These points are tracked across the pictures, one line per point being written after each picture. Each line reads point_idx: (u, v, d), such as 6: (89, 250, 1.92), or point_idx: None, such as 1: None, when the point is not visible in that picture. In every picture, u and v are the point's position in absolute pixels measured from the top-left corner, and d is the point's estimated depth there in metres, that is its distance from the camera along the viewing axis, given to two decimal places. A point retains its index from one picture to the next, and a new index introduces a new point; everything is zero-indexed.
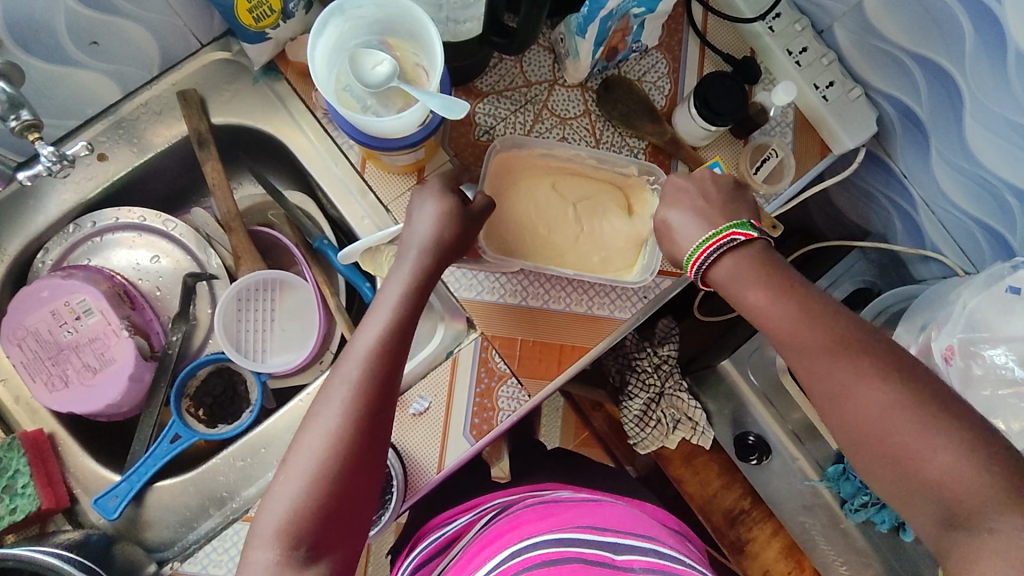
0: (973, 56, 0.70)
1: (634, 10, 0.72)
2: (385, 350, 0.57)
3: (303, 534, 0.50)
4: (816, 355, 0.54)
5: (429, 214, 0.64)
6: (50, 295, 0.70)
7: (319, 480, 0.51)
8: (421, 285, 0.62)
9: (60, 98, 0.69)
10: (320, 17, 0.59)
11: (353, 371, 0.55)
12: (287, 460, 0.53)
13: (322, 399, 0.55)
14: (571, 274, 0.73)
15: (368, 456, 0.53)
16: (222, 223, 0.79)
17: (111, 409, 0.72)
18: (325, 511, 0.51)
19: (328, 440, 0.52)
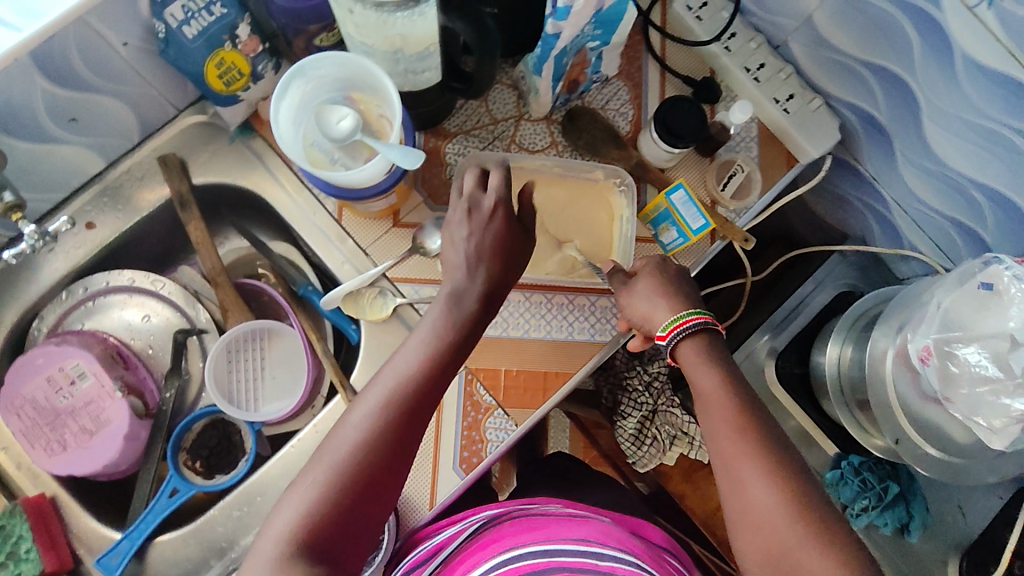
0: (922, 62, 0.71)
1: (590, 43, 0.74)
2: (427, 368, 0.57)
3: (315, 531, 0.50)
4: (733, 441, 0.57)
5: (469, 226, 0.64)
6: (45, 362, 0.73)
7: (341, 480, 0.52)
8: (468, 302, 0.62)
9: (45, 173, 0.72)
10: (281, 80, 0.62)
11: (396, 379, 0.57)
12: (316, 454, 0.54)
13: (360, 402, 0.56)
14: (546, 280, 0.77)
15: (393, 468, 0.54)
16: (208, 278, 0.82)
17: (110, 468, 0.74)
18: (340, 514, 0.51)
19: (358, 441, 0.53)
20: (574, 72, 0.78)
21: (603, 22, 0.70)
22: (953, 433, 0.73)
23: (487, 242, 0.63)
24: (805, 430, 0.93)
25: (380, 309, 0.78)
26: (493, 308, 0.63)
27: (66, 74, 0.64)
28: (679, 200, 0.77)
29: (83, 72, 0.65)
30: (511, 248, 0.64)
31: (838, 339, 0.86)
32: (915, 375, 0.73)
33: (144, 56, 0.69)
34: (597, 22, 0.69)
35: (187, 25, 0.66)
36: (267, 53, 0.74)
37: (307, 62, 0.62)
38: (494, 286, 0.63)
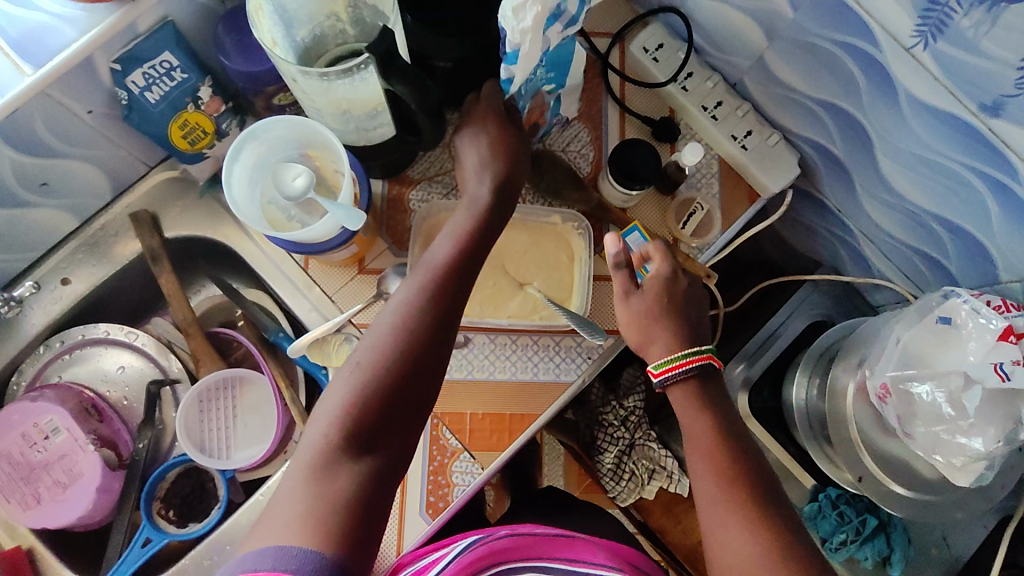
0: (869, 100, 0.72)
1: (546, 86, 0.72)
2: (444, 271, 0.61)
3: (357, 424, 0.52)
4: (717, 491, 0.59)
5: (477, 149, 0.67)
6: (21, 418, 0.75)
7: (376, 370, 0.54)
8: (479, 215, 0.65)
9: (20, 234, 0.75)
10: (232, 145, 0.64)
11: (416, 283, 0.60)
12: (349, 357, 0.57)
13: (386, 307, 0.59)
14: (506, 323, 0.77)
15: (425, 361, 0.56)
16: (180, 329, 0.83)
17: (84, 520, 0.76)
18: (378, 404, 0.53)
19: (387, 337, 0.56)
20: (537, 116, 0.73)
21: (552, 64, 0.67)
22: (919, 467, 0.74)
23: (497, 148, 0.67)
24: (783, 464, 0.92)
25: (346, 355, 0.80)
26: (505, 206, 0.67)
27: (33, 143, 0.67)
28: (635, 241, 0.79)
29: (50, 139, 0.68)
30: (515, 165, 0.68)
31: (805, 370, 0.86)
32: (875, 411, 0.74)
33: (110, 121, 0.72)
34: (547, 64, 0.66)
35: (149, 91, 0.69)
36: (230, 112, 0.76)
37: (258, 125, 0.64)
38: (506, 198, 0.67)
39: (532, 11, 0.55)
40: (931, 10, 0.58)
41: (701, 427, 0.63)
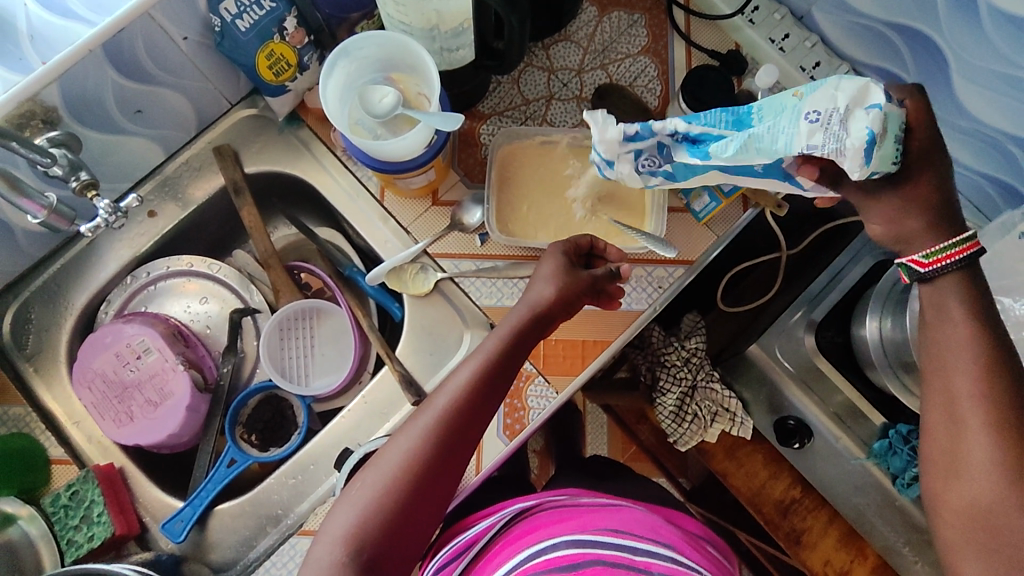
0: (948, 16, 0.72)
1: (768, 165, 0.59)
2: (475, 394, 0.62)
3: (363, 544, 0.55)
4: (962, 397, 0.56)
5: (543, 275, 0.69)
6: (113, 339, 0.78)
7: (389, 496, 0.57)
8: (516, 340, 0.65)
9: (114, 164, 0.78)
10: (327, 60, 0.66)
11: (443, 402, 0.61)
12: (365, 468, 0.60)
13: (409, 423, 0.61)
14: None
15: (432, 490, 0.59)
16: (261, 262, 0.86)
17: (173, 439, 0.78)
18: (386, 530, 0.56)
19: (402, 458, 0.59)
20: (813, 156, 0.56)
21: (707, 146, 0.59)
22: None
23: (554, 278, 0.68)
24: (853, 403, 0.93)
25: (422, 284, 0.82)
26: (541, 329, 0.67)
27: (134, 67, 0.70)
28: None
29: (148, 65, 0.71)
30: (567, 294, 0.68)
31: (876, 311, 0.86)
32: None
33: (202, 50, 0.74)
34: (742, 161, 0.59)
35: (240, 18, 0.71)
36: (312, 45, 0.78)
37: (351, 42, 0.66)
38: (541, 327, 0.68)
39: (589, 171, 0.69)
40: None
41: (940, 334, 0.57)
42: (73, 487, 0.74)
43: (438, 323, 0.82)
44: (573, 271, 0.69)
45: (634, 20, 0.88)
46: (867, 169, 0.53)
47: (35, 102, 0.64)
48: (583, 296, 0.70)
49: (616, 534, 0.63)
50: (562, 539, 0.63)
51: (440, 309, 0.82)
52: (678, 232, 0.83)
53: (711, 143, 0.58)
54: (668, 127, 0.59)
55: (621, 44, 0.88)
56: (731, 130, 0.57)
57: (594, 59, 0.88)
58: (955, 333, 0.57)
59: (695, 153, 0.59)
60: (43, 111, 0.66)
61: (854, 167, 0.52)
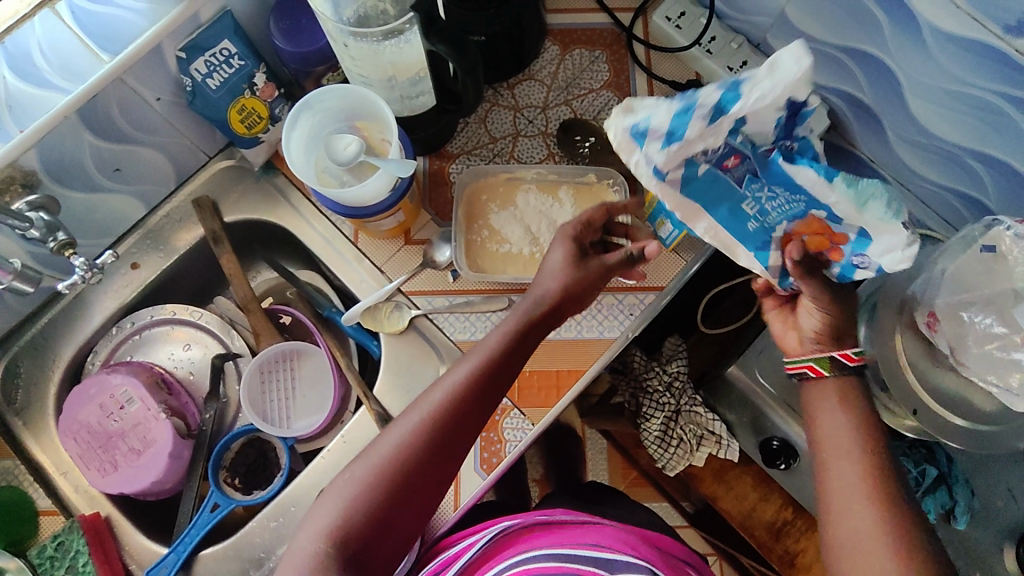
0: (894, 38, 0.73)
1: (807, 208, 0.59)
2: (470, 394, 0.63)
3: (346, 537, 0.57)
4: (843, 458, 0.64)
5: (548, 267, 0.69)
6: (98, 390, 0.80)
7: (373, 491, 0.59)
8: (515, 341, 0.66)
9: (95, 220, 0.81)
10: (290, 114, 0.69)
11: (436, 399, 0.63)
12: (356, 460, 0.62)
13: (401, 418, 0.63)
14: None
15: (417, 488, 0.61)
16: (242, 306, 0.88)
17: (157, 486, 0.79)
18: (366, 524, 0.58)
19: (390, 453, 0.61)
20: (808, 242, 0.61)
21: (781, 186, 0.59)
22: (976, 400, 0.71)
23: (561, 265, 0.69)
24: None
25: (397, 322, 0.83)
26: (539, 331, 0.68)
27: (110, 128, 0.73)
28: None
29: (123, 125, 0.74)
30: (575, 287, 0.68)
31: None
32: (926, 344, 0.73)
33: (176, 108, 0.78)
34: (778, 186, 0.59)
35: (210, 78, 0.75)
36: (283, 98, 0.82)
37: (312, 96, 0.69)
38: (542, 327, 0.68)
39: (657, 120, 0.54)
40: None
41: (839, 417, 0.65)
42: (59, 539, 0.77)
43: (414, 360, 0.83)
44: (583, 261, 0.69)
45: (595, 57, 0.91)
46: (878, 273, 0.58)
47: (13, 168, 0.67)
48: (593, 288, 0.69)
49: (597, 547, 0.63)
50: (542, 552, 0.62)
51: (415, 346, 0.83)
52: (645, 260, 0.84)
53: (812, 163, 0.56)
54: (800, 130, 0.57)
55: (584, 79, 0.90)
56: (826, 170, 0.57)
57: (558, 95, 0.90)
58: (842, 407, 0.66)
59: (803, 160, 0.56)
60: (22, 176, 0.69)
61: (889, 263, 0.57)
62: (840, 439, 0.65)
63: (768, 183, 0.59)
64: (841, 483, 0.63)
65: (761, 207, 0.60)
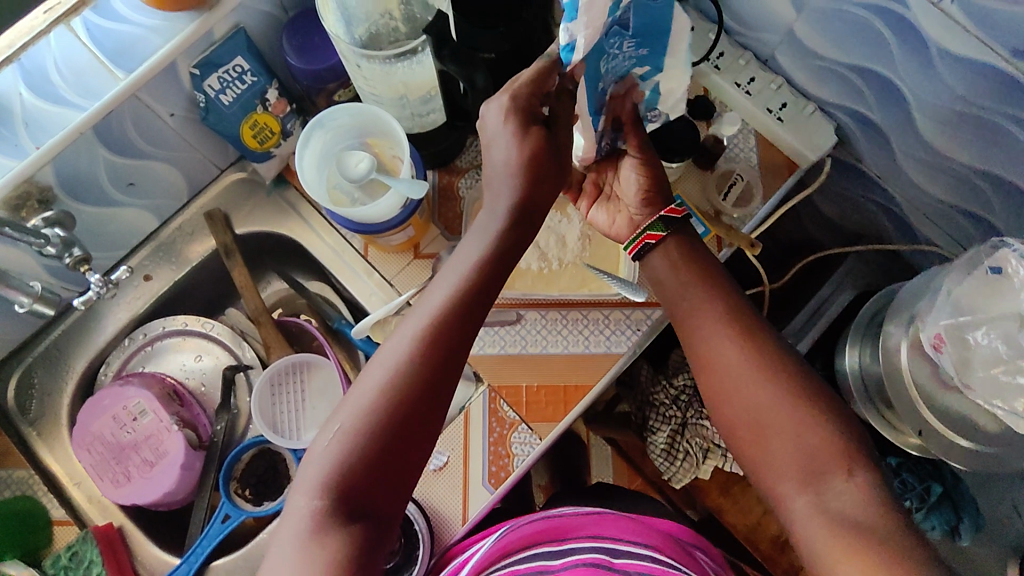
0: (902, 58, 0.74)
1: (637, 67, 0.60)
2: (453, 309, 0.58)
3: (342, 486, 0.53)
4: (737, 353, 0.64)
5: (504, 151, 0.62)
6: (111, 402, 0.81)
7: (366, 426, 0.54)
8: (500, 246, 0.61)
9: (109, 234, 0.82)
10: (303, 132, 0.69)
11: (417, 330, 0.58)
12: (340, 407, 0.57)
13: (381, 355, 0.58)
14: (556, 296, 0.82)
15: (413, 426, 0.56)
16: (253, 319, 0.89)
17: (169, 497, 0.80)
18: (362, 467, 0.53)
19: (379, 389, 0.56)
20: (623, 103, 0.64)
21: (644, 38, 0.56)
22: (982, 422, 0.72)
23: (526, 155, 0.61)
24: None
25: None
26: (523, 232, 0.62)
27: (125, 145, 0.74)
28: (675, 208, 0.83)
29: (138, 141, 0.75)
30: (542, 167, 0.62)
31: (854, 345, 0.87)
32: (933, 365, 0.73)
33: (189, 124, 0.79)
34: (637, 39, 0.56)
35: (223, 94, 0.76)
36: (294, 113, 0.82)
37: (325, 114, 0.70)
38: (522, 229, 0.62)
39: None
40: None
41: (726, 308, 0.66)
42: (73, 548, 0.77)
43: None
44: (547, 141, 0.63)
45: None
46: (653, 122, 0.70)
47: (30, 183, 0.68)
48: (560, 170, 0.64)
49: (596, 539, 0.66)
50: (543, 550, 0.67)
51: None
52: None
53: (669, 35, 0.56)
54: None
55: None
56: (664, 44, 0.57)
57: None
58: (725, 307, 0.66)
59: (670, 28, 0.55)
60: (38, 192, 0.70)
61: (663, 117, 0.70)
62: (691, 301, 0.67)
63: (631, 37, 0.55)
64: (703, 338, 0.65)
65: (608, 64, 0.58)
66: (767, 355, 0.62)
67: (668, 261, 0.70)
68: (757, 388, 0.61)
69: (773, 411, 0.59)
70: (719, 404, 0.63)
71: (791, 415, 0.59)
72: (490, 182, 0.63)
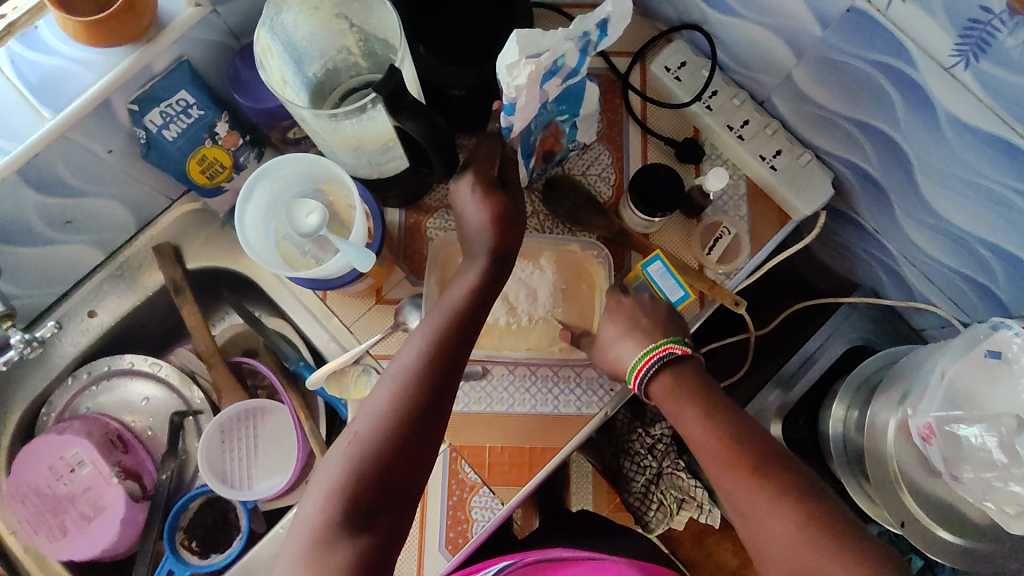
0: (907, 119, 0.68)
1: (558, 117, 0.75)
2: (450, 332, 0.60)
3: (356, 496, 0.51)
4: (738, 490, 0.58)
5: (474, 219, 0.66)
6: (48, 450, 0.77)
7: (377, 434, 0.54)
8: (488, 277, 0.64)
9: (47, 271, 0.76)
10: (245, 184, 0.63)
11: (419, 344, 0.59)
12: (348, 424, 0.56)
13: (386, 371, 0.58)
14: (523, 357, 0.76)
15: (421, 434, 0.55)
16: (203, 359, 0.84)
17: (109, 552, 0.77)
18: (376, 475, 0.52)
19: (387, 400, 0.56)
20: (548, 140, 0.78)
21: (563, 98, 0.71)
22: (969, 512, 0.68)
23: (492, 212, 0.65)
24: None
25: (364, 387, 0.79)
26: (502, 268, 0.66)
27: (56, 184, 0.68)
28: (657, 272, 0.74)
29: (71, 179, 0.69)
30: (507, 229, 0.65)
31: (844, 401, 0.82)
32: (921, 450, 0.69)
33: (132, 158, 0.72)
34: (559, 105, 0.72)
35: (167, 129, 0.69)
36: (249, 146, 0.76)
37: (270, 164, 0.64)
38: (510, 259, 0.66)
39: (526, 70, 0.56)
40: (973, 28, 0.56)
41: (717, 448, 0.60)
42: None
43: None
44: (507, 209, 0.65)
45: None
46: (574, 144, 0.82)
47: None
48: (519, 229, 0.67)
49: None
50: None
51: None
52: None
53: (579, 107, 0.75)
54: (568, 65, 0.61)
55: (591, 177, 0.84)
56: (576, 104, 0.74)
57: None
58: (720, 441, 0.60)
59: (578, 90, 0.71)
60: None
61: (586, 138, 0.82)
62: (703, 444, 0.61)
63: (554, 104, 0.71)
64: (732, 485, 0.58)
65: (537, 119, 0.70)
66: (811, 508, 0.55)
67: (668, 401, 0.64)
68: (812, 550, 0.53)
69: (833, 567, 0.52)
70: (769, 560, 0.55)
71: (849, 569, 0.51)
72: (472, 243, 0.66)
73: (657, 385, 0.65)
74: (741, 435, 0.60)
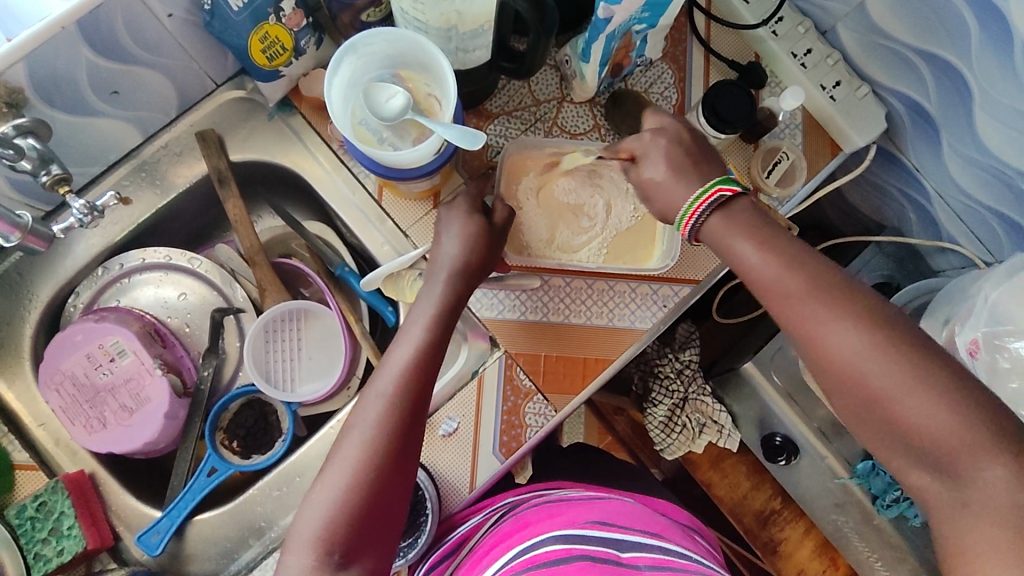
0: (980, 49, 0.70)
1: (636, 26, 0.71)
2: (443, 314, 0.63)
3: (376, 469, 0.55)
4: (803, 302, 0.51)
5: (455, 233, 0.68)
6: (85, 339, 0.73)
7: (389, 412, 0.57)
8: (475, 261, 0.67)
9: (84, 146, 0.71)
10: (334, 55, 0.61)
11: (387, 386, 0.58)
12: (322, 472, 0.56)
13: (356, 415, 0.58)
14: (593, 267, 0.75)
15: (422, 409, 0.59)
16: (246, 257, 0.81)
17: (149, 446, 0.75)
18: (394, 449, 0.56)
19: (394, 381, 0.59)
20: (619, 54, 0.75)
21: (652, 5, 0.67)
22: None
23: (475, 223, 0.68)
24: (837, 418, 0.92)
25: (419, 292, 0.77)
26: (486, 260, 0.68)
27: (112, 46, 0.62)
28: None
29: (129, 45, 0.64)
30: (493, 238, 0.69)
31: None
32: None
33: (188, 28, 0.67)
34: (644, 10, 0.68)
35: None
36: (310, 29, 0.72)
37: (359, 38, 0.60)
38: (471, 279, 0.67)
39: None
40: None
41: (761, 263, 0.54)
42: (40, 498, 0.70)
43: None
44: (490, 226, 0.69)
45: None
46: (640, 57, 0.79)
47: None
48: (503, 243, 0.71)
49: (602, 527, 0.60)
50: (549, 535, 0.59)
51: None
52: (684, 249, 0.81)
53: (659, 16, 0.71)
54: None
55: (653, 95, 0.83)
56: (659, 12, 0.70)
57: None
58: (782, 267, 0.53)
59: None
60: (7, 93, 0.59)
61: (652, 52, 0.80)
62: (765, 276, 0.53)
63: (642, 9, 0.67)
64: (799, 312, 0.51)
65: (624, 23, 0.67)
66: (885, 328, 0.48)
67: (724, 237, 0.56)
68: (878, 366, 0.47)
69: (908, 393, 0.46)
70: (828, 375, 0.50)
71: (913, 385, 0.46)
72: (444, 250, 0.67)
73: (711, 225, 0.57)
74: (814, 265, 0.52)
